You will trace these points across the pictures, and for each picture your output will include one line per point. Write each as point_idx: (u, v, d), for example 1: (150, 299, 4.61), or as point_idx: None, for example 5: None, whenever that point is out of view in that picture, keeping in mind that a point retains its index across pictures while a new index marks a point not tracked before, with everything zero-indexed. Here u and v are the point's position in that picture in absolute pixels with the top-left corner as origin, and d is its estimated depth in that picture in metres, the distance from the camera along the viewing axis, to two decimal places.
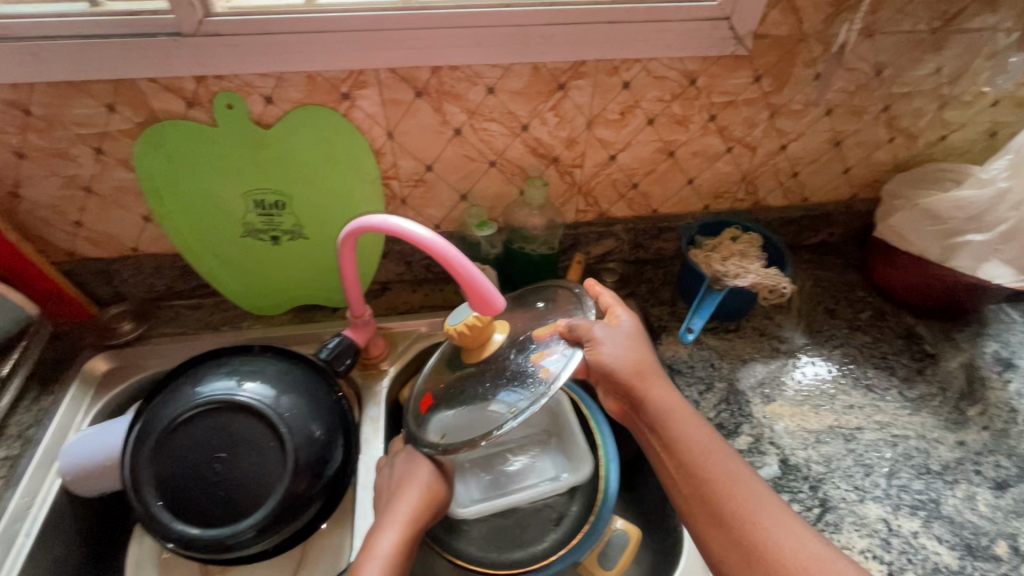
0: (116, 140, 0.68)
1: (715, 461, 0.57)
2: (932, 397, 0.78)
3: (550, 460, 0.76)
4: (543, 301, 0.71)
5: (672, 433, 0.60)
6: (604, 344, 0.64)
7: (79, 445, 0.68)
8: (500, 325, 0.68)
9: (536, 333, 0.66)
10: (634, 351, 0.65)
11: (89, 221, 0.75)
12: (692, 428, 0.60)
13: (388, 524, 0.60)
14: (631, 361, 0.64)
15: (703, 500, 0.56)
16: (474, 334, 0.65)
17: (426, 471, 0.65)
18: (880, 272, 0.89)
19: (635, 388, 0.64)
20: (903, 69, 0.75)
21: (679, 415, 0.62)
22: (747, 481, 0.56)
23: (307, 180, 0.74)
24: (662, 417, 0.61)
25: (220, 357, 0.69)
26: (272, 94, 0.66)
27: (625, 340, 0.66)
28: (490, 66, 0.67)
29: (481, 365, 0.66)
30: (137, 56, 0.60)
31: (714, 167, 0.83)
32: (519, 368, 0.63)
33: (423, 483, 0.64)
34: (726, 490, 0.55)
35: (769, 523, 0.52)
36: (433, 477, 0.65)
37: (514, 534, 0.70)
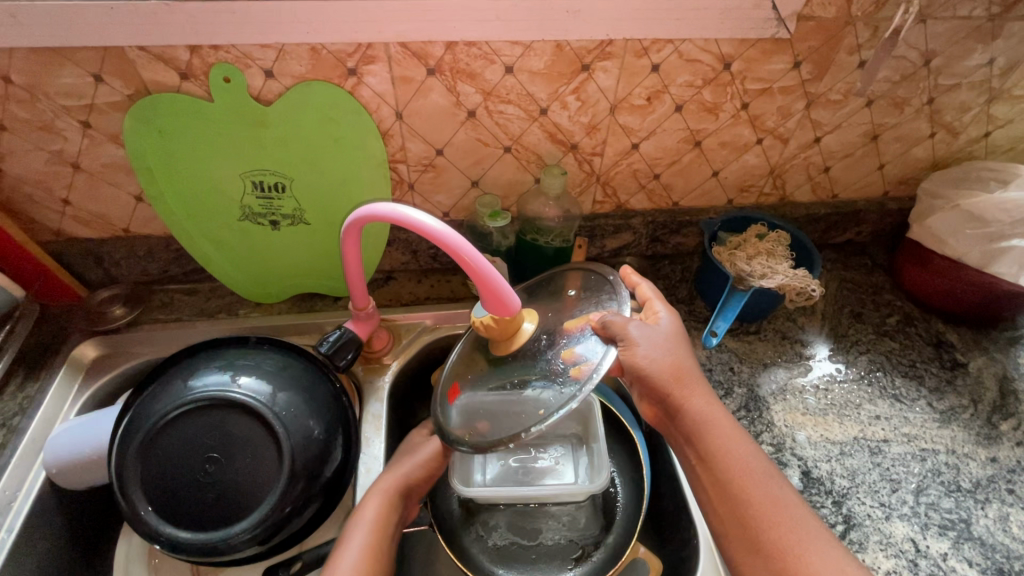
0: (105, 114, 0.63)
1: (758, 483, 0.52)
2: (963, 409, 0.74)
3: (575, 462, 0.72)
4: (575, 289, 0.65)
5: (713, 448, 0.55)
6: (638, 343, 0.56)
7: (66, 437, 0.64)
8: (529, 313, 0.62)
9: (568, 325, 0.60)
10: (673, 354, 0.59)
11: (78, 200, 0.71)
12: (733, 444, 0.55)
13: (355, 529, 0.57)
14: (666, 365, 0.57)
15: (746, 525, 0.51)
16: (502, 330, 0.58)
17: (393, 479, 0.61)
18: (910, 275, 0.85)
19: (674, 395, 0.57)
20: (953, 59, 0.70)
21: (720, 427, 0.56)
22: (795, 510, 0.51)
23: (308, 162, 0.69)
24: (701, 429, 0.56)
25: (215, 349, 0.65)
26: (272, 67, 0.61)
27: (667, 341, 0.59)
28: (510, 43, 0.61)
29: (507, 358, 0.61)
30: (127, 21, 0.55)
31: (742, 159, 0.78)
32: (552, 365, 0.57)
33: (385, 492, 0.60)
34: (771, 517, 0.50)
35: (818, 561, 0.47)
36: (398, 484, 0.61)
37: (526, 554, 0.68)
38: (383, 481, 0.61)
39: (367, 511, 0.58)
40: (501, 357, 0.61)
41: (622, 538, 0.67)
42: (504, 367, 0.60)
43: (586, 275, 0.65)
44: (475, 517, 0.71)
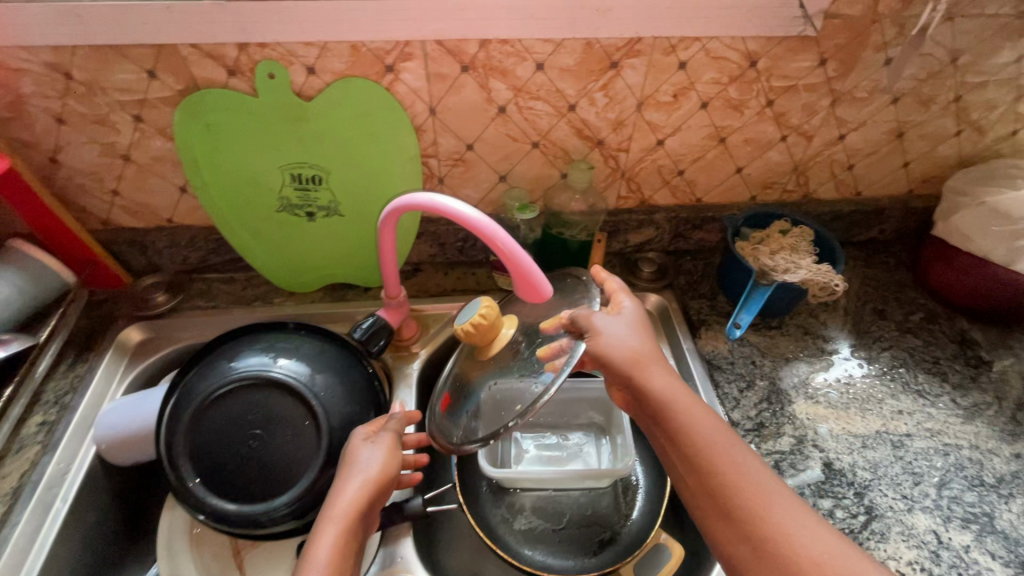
0: (156, 108, 0.66)
1: (725, 453, 0.53)
2: (987, 406, 0.74)
3: (598, 449, 0.75)
4: (551, 293, 0.67)
5: (679, 422, 0.55)
6: (603, 332, 0.58)
7: (115, 415, 0.68)
8: (509, 320, 0.65)
9: (543, 326, 0.62)
10: (637, 340, 0.59)
11: (126, 190, 0.75)
12: (699, 417, 0.55)
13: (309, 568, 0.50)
14: (629, 351, 0.58)
15: (717, 496, 0.51)
16: (484, 332, 0.61)
17: (345, 505, 0.53)
18: (935, 273, 0.85)
19: (639, 376, 0.58)
20: (980, 57, 0.70)
21: (684, 402, 0.56)
22: (760, 474, 0.52)
23: (345, 155, 0.72)
24: (667, 407, 0.56)
25: (255, 333, 0.68)
26: (314, 64, 0.64)
27: (633, 327, 0.60)
28: (542, 41, 0.64)
29: (490, 364, 0.63)
30: (182, 21, 0.59)
31: (766, 156, 0.80)
32: (529, 364, 0.60)
33: (341, 522, 0.52)
34: (740, 483, 0.51)
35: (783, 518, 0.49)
36: (350, 511, 0.53)
37: (550, 538, 0.70)
38: (333, 510, 0.53)
39: (323, 543, 0.51)
40: (486, 365, 0.63)
41: (644, 526, 0.69)
42: (484, 373, 0.63)
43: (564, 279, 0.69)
44: (500, 498, 0.73)
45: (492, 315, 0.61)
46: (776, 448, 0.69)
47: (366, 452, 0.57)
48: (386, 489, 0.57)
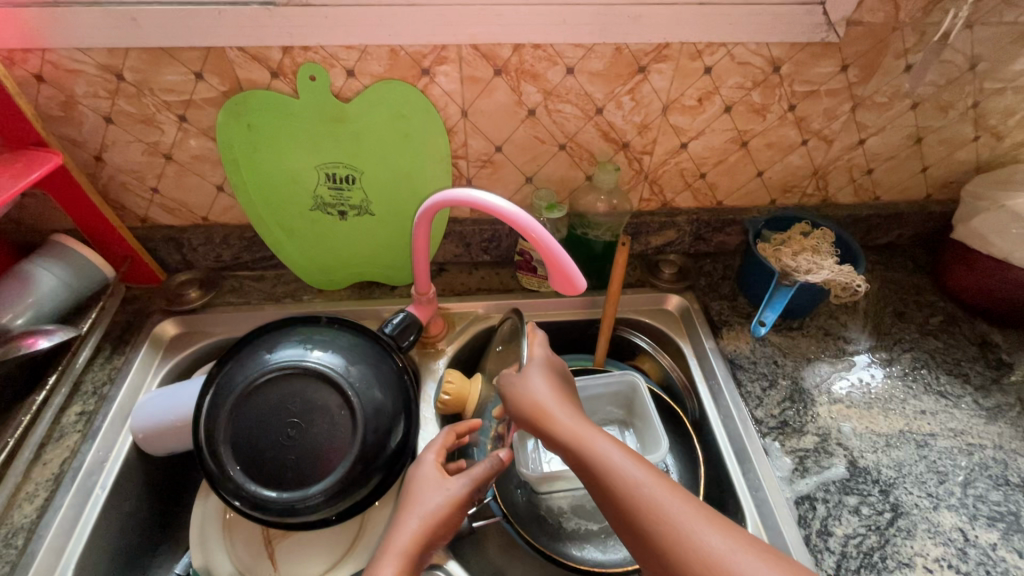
0: (201, 109, 0.69)
1: (616, 472, 0.51)
2: (1010, 407, 0.75)
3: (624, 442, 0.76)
4: (501, 343, 0.75)
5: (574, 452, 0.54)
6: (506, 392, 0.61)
7: (151, 406, 0.70)
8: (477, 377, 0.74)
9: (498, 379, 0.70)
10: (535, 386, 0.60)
11: (166, 188, 0.77)
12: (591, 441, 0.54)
13: None
14: (530, 399, 0.59)
15: (624, 524, 0.48)
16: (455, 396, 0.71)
17: (405, 541, 0.54)
18: (955, 276, 0.86)
19: (537, 417, 0.58)
20: (998, 64, 0.72)
21: (577, 430, 0.55)
22: (655, 488, 0.49)
23: (378, 156, 0.74)
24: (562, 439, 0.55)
25: (290, 326, 0.70)
26: (354, 67, 0.66)
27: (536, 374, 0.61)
28: (573, 46, 0.66)
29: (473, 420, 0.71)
30: (231, 24, 0.61)
31: (786, 160, 0.81)
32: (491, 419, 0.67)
33: (400, 557, 0.53)
34: (634, 500, 0.48)
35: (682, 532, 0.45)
36: (407, 550, 0.54)
37: (595, 536, 0.69)
38: (395, 541, 0.54)
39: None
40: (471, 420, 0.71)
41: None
42: None
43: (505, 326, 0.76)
44: (537, 504, 0.72)
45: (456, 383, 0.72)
46: (799, 446, 0.70)
47: (437, 495, 0.57)
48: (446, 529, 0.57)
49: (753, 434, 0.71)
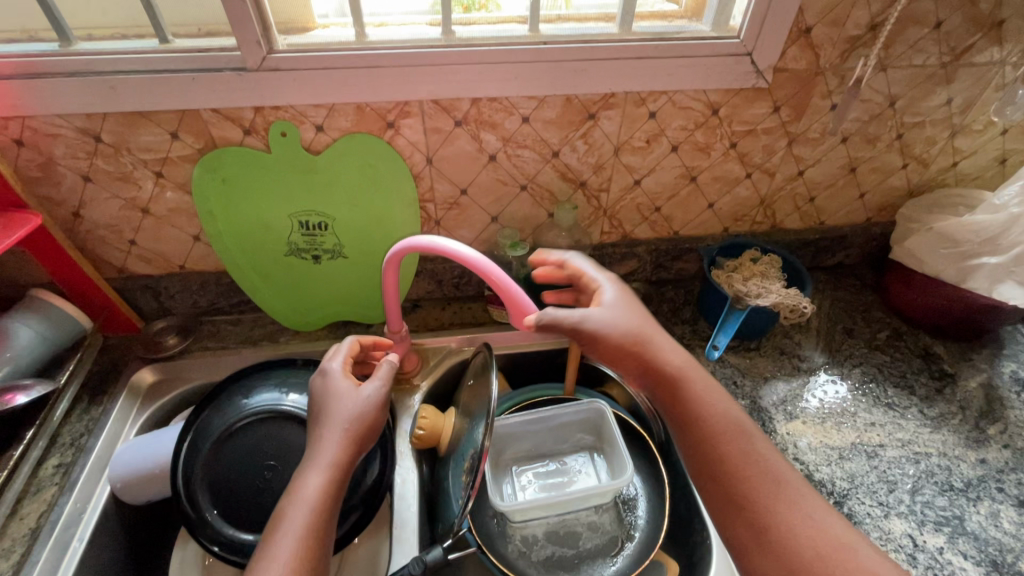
0: (176, 165, 0.73)
1: (740, 441, 0.60)
2: (953, 415, 0.80)
3: (596, 468, 0.78)
4: (473, 378, 0.77)
5: (694, 403, 0.62)
6: (603, 319, 0.62)
7: (129, 455, 0.71)
8: (450, 411, 0.76)
9: (471, 410, 0.73)
10: (625, 322, 0.63)
11: (143, 240, 0.80)
12: (710, 399, 0.62)
13: (294, 509, 0.54)
14: (622, 330, 0.62)
15: (725, 474, 0.59)
16: (430, 432, 0.74)
17: (332, 454, 0.57)
18: (897, 293, 0.92)
19: (647, 356, 0.62)
20: (915, 100, 0.79)
21: (696, 383, 0.62)
22: (765, 457, 0.59)
23: (348, 204, 0.78)
24: (682, 386, 0.62)
25: (266, 369, 0.72)
26: (323, 123, 0.71)
27: (622, 307, 0.64)
28: (527, 98, 0.71)
29: (447, 453, 0.73)
30: (203, 89, 0.65)
31: (734, 192, 0.87)
32: (464, 448, 0.69)
33: (328, 471, 0.56)
34: (756, 467, 0.59)
35: (783, 499, 0.57)
36: (338, 460, 0.57)
37: (569, 562, 0.71)
38: (320, 456, 0.57)
39: (308, 489, 0.55)
40: (446, 453, 0.74)
41: (654, 531, 0.72)
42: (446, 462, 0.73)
43: (476, 361, 0.78)
44: (512, 535, 0.73)
45: (429, 418, 0.74)
46: None
47: (350, 407, 0.60)
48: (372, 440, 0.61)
49: None
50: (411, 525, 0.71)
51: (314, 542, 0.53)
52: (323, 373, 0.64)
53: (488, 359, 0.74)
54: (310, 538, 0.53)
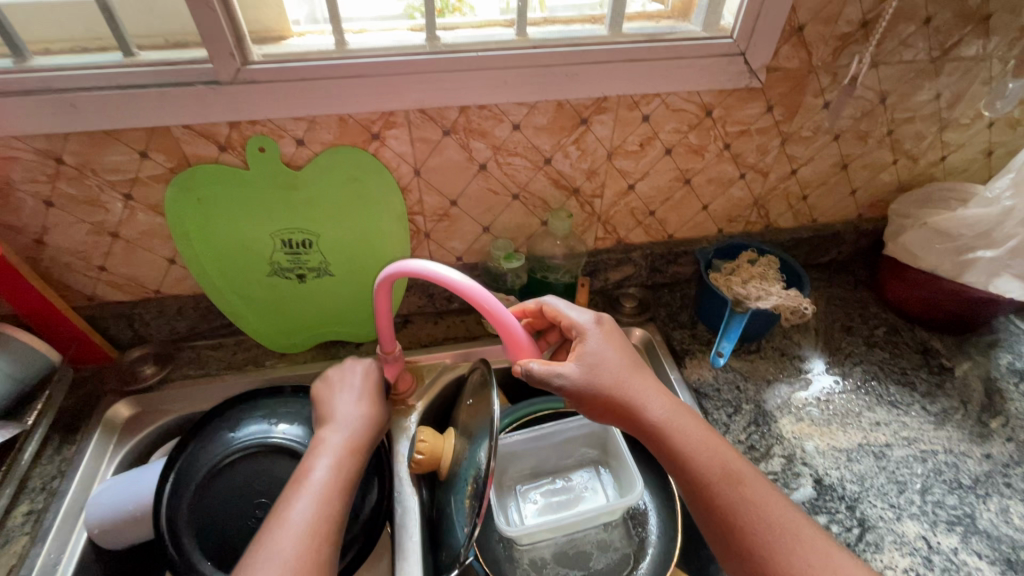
0: (147, 186, 0.68)
1: (728, 489, 0.54)
2: (955, 410, 0.79)
3: (602, 484, 0.76)
4: (471, 397, 0.74)
5: (678, 452, 0.57)
6: (576, 373, 0.60)
7: (107, 497, 0.66)
8: (449, 432, 0.73)
9: (471, 431, 0.69)
10: (612, 369, 0.61)
11: (113, 266, 0.75)
12: (696, 446, 0.57)
13: (322, 458, 0.58)
14: (609, 377, 0.60)
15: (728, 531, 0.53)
16: (429, 457, 0.70)
17: (354, 421, 0.63)
18: (891, 288, 0.92)
19: (626, 406, 0.59)
20: (904, 96, 0.79)
21: (678, 430, 0.58)
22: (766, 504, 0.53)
23: (333, 220, 0.75)
24: (664, 434, 0.58)
25: (252, 399, 0.68)
26: (304, 136, 0.67)
27: (600, 354, 0.61)
28: (517, 104, 0.69)
29: (448, 478, 0.70)
30: (173, 104, 0.61)
31: (728, 193, 0.86)
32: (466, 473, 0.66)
33: (350, 433, 0.61)
34: (751, 516, 0.52)
35: (785, 542, 0.51)
36: (358, 431, 0.62)
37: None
38: (343, 422, 0.62)
39: (335, 442, 0.60)
40: (447, 477, 0.70)
41: (667, 546, 0.70)
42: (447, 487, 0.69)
43: (473, 379, 0.75)
44: (519, 559, 0.71)
45: (428, 442, 0.71)
46: (768, 470, 0.72)
47: (369, 391, 0.67)
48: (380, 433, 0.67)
49: None
50: (414, 557, 0.68)
51: (343, 489, 0.56)
52: (340, 369, 0.70)
53: (487, 375, 0.71)
54: (339, 484, 0.56)
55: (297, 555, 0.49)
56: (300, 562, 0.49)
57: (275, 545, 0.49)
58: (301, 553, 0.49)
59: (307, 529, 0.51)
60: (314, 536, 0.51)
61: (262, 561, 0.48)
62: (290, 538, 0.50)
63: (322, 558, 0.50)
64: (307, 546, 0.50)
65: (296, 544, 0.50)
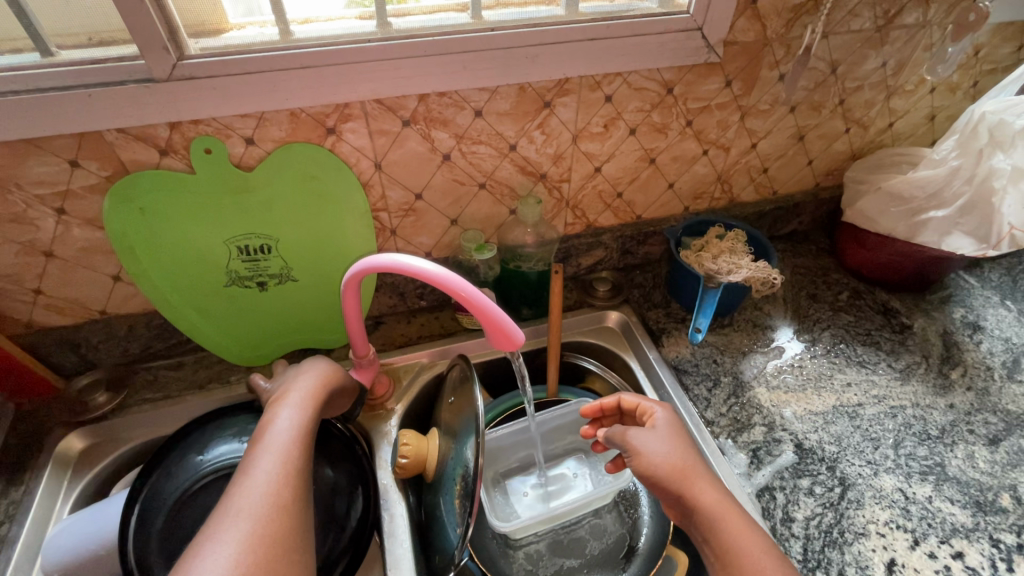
0: (82, 198, 0.63)
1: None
2: (918, 365, 0.83)
3: (590, 470, 0.76)
4: (453, 394, 0.72)
5: (725, 542, 0.52)
6: (638, 448, 0.60)
7: (64, 539, 0.61)
8: (433, 433, 0.71)
9: (457, 427, 0.68)
10: (677, 453, 0.59)
11: (51, 288, 0.69)
12: (747, 536, 0.52)
13: (283, 411, 0.57)
14: (672, 464, 0.57)
15: None
16: (414, 461, 0.68)
17: (311, 381, 0.62)
18: (852, 253, 0.95)
19: (686, 485, 0.56)
20: (854, 65, 0.81)
21: (733, 522, 0.53)
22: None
23: (292, 222, 0.71)
24: (717, 525, 0.53)
25: (218, 418, 0.64)
26: (253, 134, 0.63)
27: (666, 437, 0.60)
28: (478, 90, 0.67)
29: (436, 478, 0.68)
30: (104, 107, 0.56)
31: (693, 170, 0.86)
32: (456, 472, 0.65)
33: (308, 387, 0.60)
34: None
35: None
36: (316, 386, 0.61)
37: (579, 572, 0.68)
38: (301, 381, 0.61)
39: (294, 396, 0.59)
40: (435, 477, 0.69)
41: (661, 524, 0.70)
42: (437, 487, 0.68)
43: (453, 376, 0.73)
44: (516, 556, 0.70)
45: (411, 444, 0.68)
46: (750, 439, 0.73)
47: (327, 360, 0.67)
48: (343, 400, 0.66)
49: (707, 436, 0.74)
50: (406, 563, 0.64)
51: (307, 435, 0.55)
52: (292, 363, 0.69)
53: (467, 371, 0.69)
54: (302, 431, 0.55)
55: (265, 488, 0.47)
56: (269, 493, 0.47)
57: (243, 485, 0.48)
58: (269, 487, 0.48)
59: (270, 478, 0.49)
60: (280, 471, 0.49)
61: (229, 501, 0.46)
62: (257, 475, 0.48)
63: (291, 491, 0.48)
64: (273, 480, 0.48)
65: (264, 479, 0.48)
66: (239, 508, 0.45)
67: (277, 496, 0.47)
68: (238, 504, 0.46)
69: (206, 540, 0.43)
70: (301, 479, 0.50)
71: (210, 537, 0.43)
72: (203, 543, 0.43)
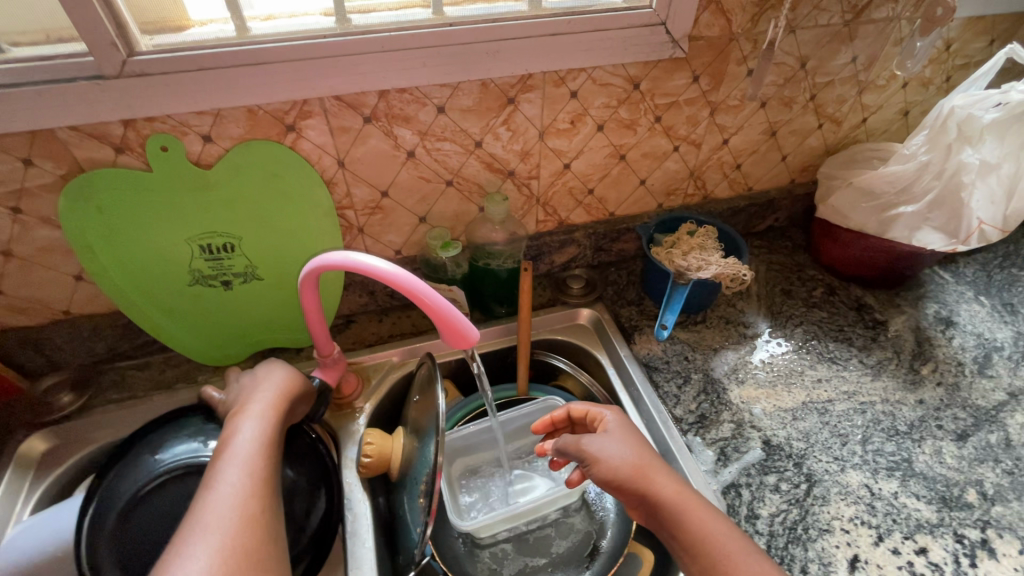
0: (37, 197, 0.62)
1: (746, 565, 0.49)
2: (889, 361, 0.83)
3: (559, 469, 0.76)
4: (418, 393, 0.72)
5: (689, 533, 0.52)
6: (593, 454, 0.59)
7: (21, 541, 0.60)
8: (398, 432, 0.71)
9: (421, 427, 0.67)
10: (633, 451, 0.59)
11: (10, 289, 0.68)
12: (713, 524, 0.52)
13: (245, 422, 0.56)
14: (629, 465, 0.58)
15: None
16: (377, 460, 0.68)
17: (272, 391, 0.61)
18: (826, 249, 0.94)
19: (644, 482, 0.56)
20: (823, 60, 0.80)
21: (695, 510, 0.54)
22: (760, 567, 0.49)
23: (254, 221, 0.70)
24: (679, 516, 0.54)
25: (178, 418, 0.63)
26: (210, 132, 0.62)
27: (620, 437, 0.60)
28: (438, 86, 0.66)
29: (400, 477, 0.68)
30: (54, 105, 0.55)
31: (664, 166, 0.86)
32: (418, 472, 0.64)
33: (269, 397, 0.60)
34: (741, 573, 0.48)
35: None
36: (277, 396, 0.61)
37: (543, 571, 0.67)
38: (261, 391, 0.61)
39: (256, 406, 0.58)
40: (399, 477, 0.69)
41: (627, 523, 0.70)
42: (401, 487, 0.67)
43: (419, 376, 0.73)
44: (481, 555, 0.69)
45: (375, 444, 0.68)
46: (718, 436, 0.73)
47: (285, 367, 0.66)
48: (302, 406, 0.66)
49: (675, 433, 0.73)
50: (369, 562, 0.64)
51: (271, 446, 0.55)
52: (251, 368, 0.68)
53: (433, 371, 0.69)
54: (266, 441, 0.55)
55: (234, 502, 0.48)
56: (238, 505, 0.48)
57: (209, 501, 0.48)
58: (235, 500, 0.48)
59: (238, 491, 0.49)
60: (247, 484, 0.50)
61: (196, 517, 0.47)
62: (224, 489, 0.49)
63: (259, 503, 0.49)
64: (241, 492, 0.49)
65: (232, 492, 0.49)
66: (207, 525, 0.46)
67: (244, 509, 0.48)
68: (206, 520, 0.46)
69: (175, 558, 0.44)
70: (269, 489, 0.51)
71: (178, 555, 0.44)
72: (174, 559, 0.44)
